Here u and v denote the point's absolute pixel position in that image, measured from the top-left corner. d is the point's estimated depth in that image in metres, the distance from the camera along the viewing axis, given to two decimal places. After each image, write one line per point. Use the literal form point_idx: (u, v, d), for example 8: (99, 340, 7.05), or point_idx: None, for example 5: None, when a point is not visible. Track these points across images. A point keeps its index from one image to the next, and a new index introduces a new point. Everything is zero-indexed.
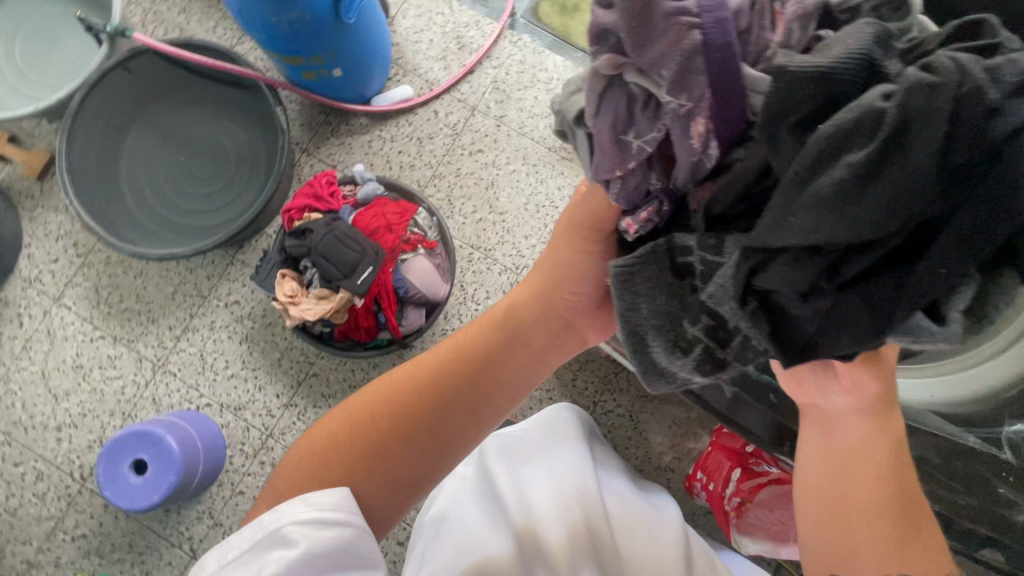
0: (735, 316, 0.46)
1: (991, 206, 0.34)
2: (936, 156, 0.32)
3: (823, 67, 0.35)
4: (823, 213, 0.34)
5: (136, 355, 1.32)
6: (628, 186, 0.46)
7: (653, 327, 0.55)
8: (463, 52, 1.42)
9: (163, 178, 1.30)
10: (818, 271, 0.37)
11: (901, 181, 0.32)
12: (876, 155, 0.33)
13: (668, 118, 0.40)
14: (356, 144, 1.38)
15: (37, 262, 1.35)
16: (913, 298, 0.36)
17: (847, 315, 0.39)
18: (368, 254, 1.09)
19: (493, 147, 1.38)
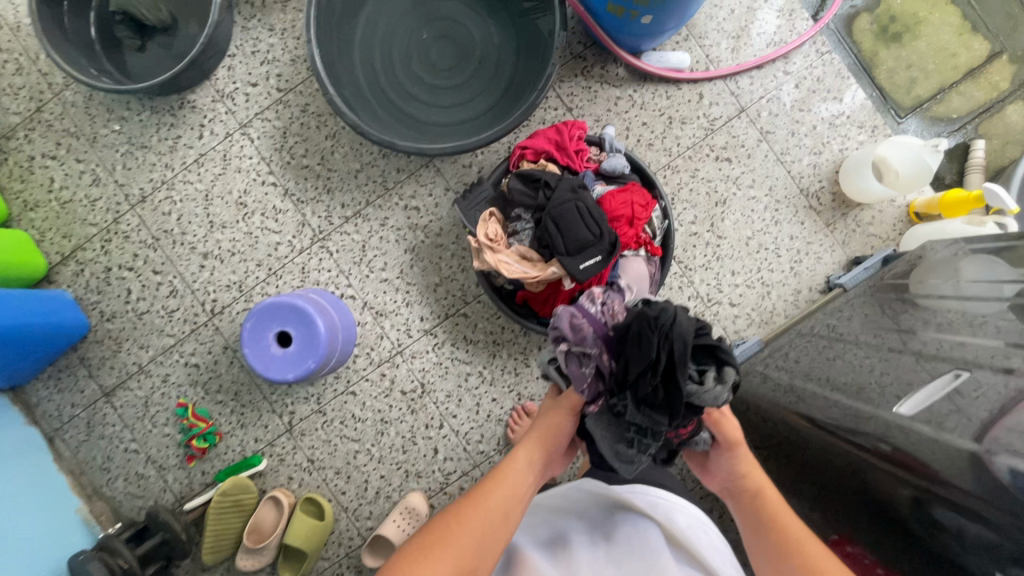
0: (655, 424, 0.72)
1: (680, 337, 0.68)
2: (648, 318, 0.70)
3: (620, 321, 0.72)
4: (637, 370, 0.70)
5: (301, 218, 1.25)
6: (589, 387, 0.77)
7: (614, 437, 0.78)
8: (761, 40, 1.21)
9: (399, 49, 1.17)
10: (651, 384, 0.69)
11: (645, 328, 0.69)
12: (630, 329, 0.72)
13: (592, 359, 0.76)
14: (603, 94, 1.21)
15: (235, 77, 1.25)
16: (679, 371, 0.68)
17: (671, 394, 0.69)
18: (603, 242, 0.97)
19: (743, 161, 1.21)
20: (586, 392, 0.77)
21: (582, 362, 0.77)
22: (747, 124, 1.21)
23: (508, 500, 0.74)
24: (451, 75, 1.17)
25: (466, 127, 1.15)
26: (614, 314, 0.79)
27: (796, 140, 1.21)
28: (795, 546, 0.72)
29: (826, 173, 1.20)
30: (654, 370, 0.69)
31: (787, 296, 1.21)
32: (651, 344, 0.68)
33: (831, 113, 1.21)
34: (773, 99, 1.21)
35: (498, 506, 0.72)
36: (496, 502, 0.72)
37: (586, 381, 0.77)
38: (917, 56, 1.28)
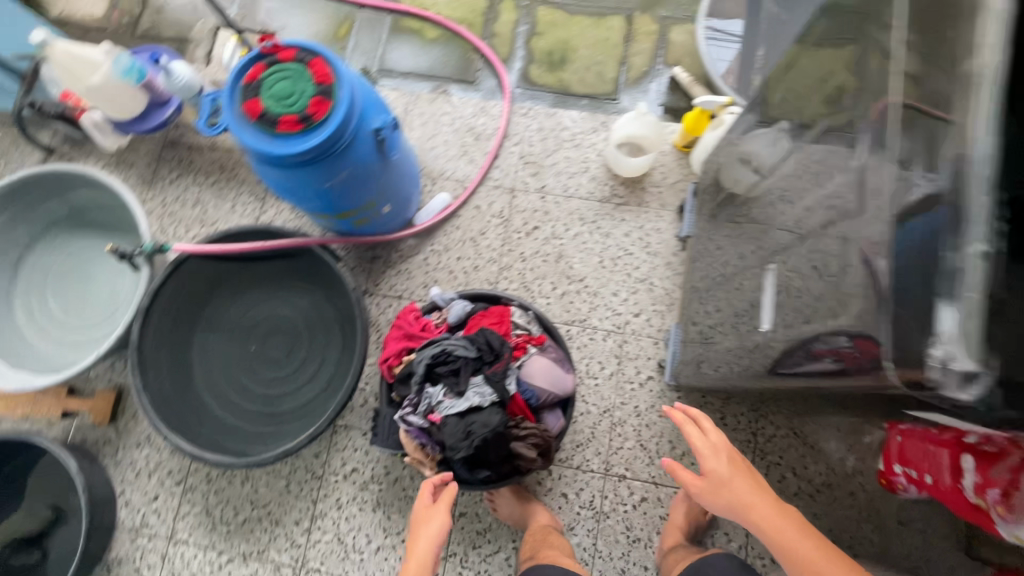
0: (473, 399, 1.00)
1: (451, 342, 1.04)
2: (431, 349, 1.05)
3: (422, 364, 1.04)
4: (440, 377, 1.03)
5: (272, 565, 1.21)
6: (424, 410, 1.03)
7: (463, 431, 0.98)
8: (481, 141, 1.40)
9: (241, 373, 1.22)
10: (452, 377, 1.02)
11: (430, 355, 1.04)
12: (429, 367, 1.04)
13: (421, 396, 1.04)
14: (414, 267, 1.33)
15: (137, 506, 1.26)
16: (464, 360, 1.02)
17: (470, 373, 1.02)
18: (462, 369, 1.02)
19: (546, 220, 1.35)
20: (422, 419, 1.03)
21: (417, 402, 1.04)
22: (525, 195, 1.36)
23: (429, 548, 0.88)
24: (296, 353, 1.24)
25: (334, 381, 1.20)
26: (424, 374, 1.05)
27: (565, 175, 1.37)
28: (773, 523, 0.77)
29: (606, 176, 1.36)
30: (453, 367, 1.02)
31: (665, 274, 1.30)
32: (439, 359, 1.03)
33: (570, 139, 1.39)
34: (524, 167, 1.38)
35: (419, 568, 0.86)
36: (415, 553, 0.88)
37: (422, 411, 1.04)
38: (587, 58, 1.53)
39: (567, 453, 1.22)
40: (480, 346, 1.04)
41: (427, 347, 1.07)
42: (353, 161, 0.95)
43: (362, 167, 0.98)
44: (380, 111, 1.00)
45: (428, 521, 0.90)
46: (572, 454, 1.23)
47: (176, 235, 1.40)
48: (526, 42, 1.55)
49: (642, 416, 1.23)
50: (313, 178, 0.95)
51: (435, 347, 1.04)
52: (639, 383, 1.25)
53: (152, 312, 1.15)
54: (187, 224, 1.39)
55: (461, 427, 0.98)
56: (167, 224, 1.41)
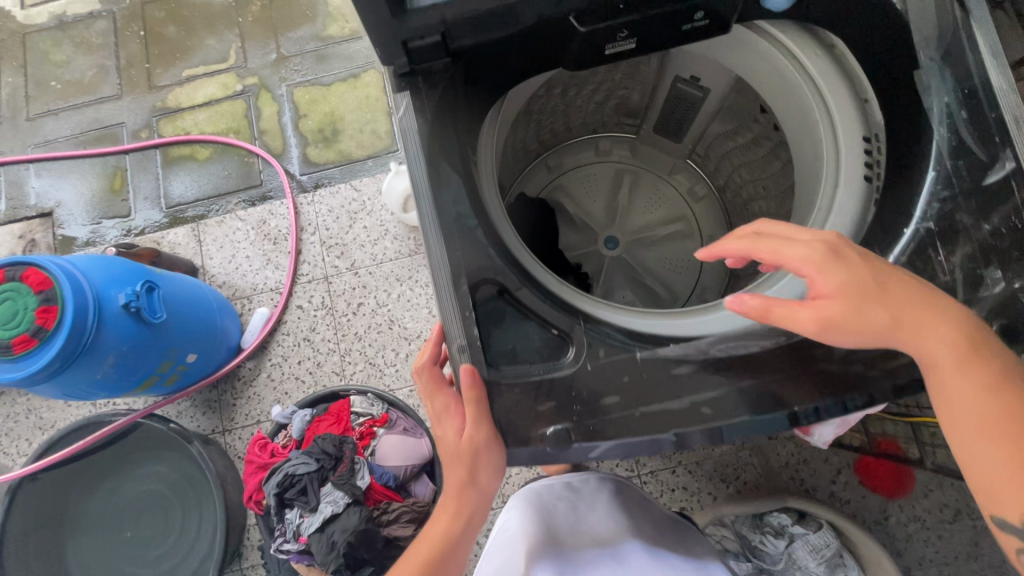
0: (327, 509, 1.02)
1: (289, 462, 1.06)
2: (275, 476, 1.06)
3: (271, 495, 1.04)
4: (291, 501, 1.04)
5: None
6: (290, 536, 1.04)
7: (327, 545, 0.99)
8: (280, 242, 1.41)
9: (128, 563, 1.21)
10: (302, 496, 1.03)
11: (274, 485, 1.04)
12: (279, 496, 1.04)
13: (284, 524, 1.05)
14: (261, 388, 1.34)
15: None
16: (306, 476, 1.04)
17: (317, 485, 1.04)
18: (307, 484, 1.03)
19: (367, 292, 1.36)
20: (292, 545, 1.04)
21: (282, 531, 1.05)
22: (339, 277, 1.38)
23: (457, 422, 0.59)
24: (174, 521, 1.23)
25: (218, 533, 1.19)
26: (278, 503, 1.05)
27: (369, 243, 1.39)
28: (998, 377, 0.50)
29: (406, 230, 1.39)
30: (299, 486, 1.04)
31: None
32: (283, 484, 1.04)
33: (361, 208, 1.42)
34: (328, 251, 1.40)
35: (459, 481, 0.60)
36: (462, 475, 0.59)
37: (288, 537, 1.04)
38: (356, 119, 1.54)
39: None
40: (318, 454, 1.06)
41: (272, 476, 1.07)
42: (112, 346, 0.96)
43: (129, 344, 0.99)
44: (125, 284, 1.00)
45: (469, 483, 0.59)
46: None
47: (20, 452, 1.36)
48: (294, 126, 1.55)
49: None
50: (80, 378, 0.95)
51: (276, 475, 1.05)
52: None
53: (6, 551, 1.12)
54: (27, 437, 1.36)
55: (324, 542, 0.99)
56: None
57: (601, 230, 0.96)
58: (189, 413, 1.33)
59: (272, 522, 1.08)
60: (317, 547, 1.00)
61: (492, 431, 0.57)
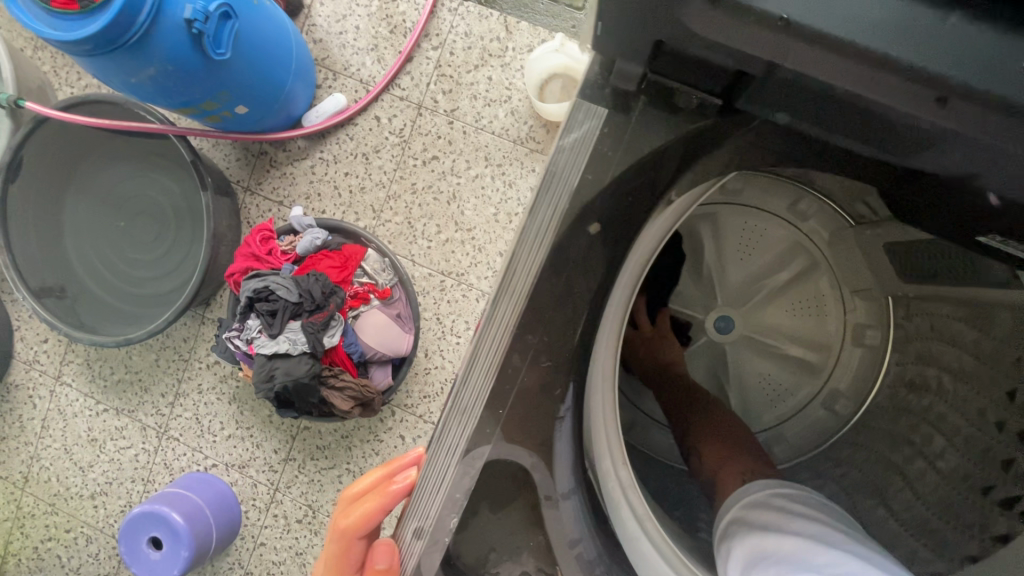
0: (285, 343, 0.97)
1: (274, 278, 0.99)
2: (257, 281, 1.00)
3: (245, 295, 0.99)
4: (258, 313, 0.99)
5: (140, 424, 1.34)
6: (242, 339, 1.01)
7: (266, 374, 0.97)
8: (397, 35, 1.17)
9: (110, 249, 1.22)
10: (267, 316, 0.98)
11: (251, 288, 0.99)
12: (250, 301, 0.99)
13: (242, 327, 1.01)
14: (299, 173, 1.22)
15: (31, 344, 1.37)
16: (281, 301, 0.97)
17: (286, 316, 0.97)
18: (279, 310, 0.97)
19: (449, 150, 1.17)
20: (240, 347, 1.02)
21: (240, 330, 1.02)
22: (432, 116, 1.18)
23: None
24: (163, 240, 1.21)
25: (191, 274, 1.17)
26: (246, 306, 1.00)
27: (482, 100, 1.16)
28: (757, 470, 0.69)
29: (526, 112, 1.14)
30: (269, 305, 0.98)
31: None
32: (259, 293, 0.99)
33: (498, 55, 1.15)
34: (438, 81, 1.17)
35: None
36: None
37: (240, 339, 1.02)
38: None
39: (413, 400, 1.21)
40: (303, 288, 0.98)
41: (256, 278, 1.01)
42: (157, 58, 0.81)
43: (179, 66, 0.84)
44: None
45: None
46: (419, 403, 1.22)
47: (69, 81, 1.30)
48: None
49: None
50: (114, 71, 0.82)
51: (258, 281, 1.00)
52: None
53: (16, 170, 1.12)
54: (80, 70, 1.29)
55: (267, 369, 0.97)
56: (61, 66, 1.30)
57: (724, 301, 0.85)
58: (224, 151, 1.24)
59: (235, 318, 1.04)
60: (258, 369, 0.97)
61: None
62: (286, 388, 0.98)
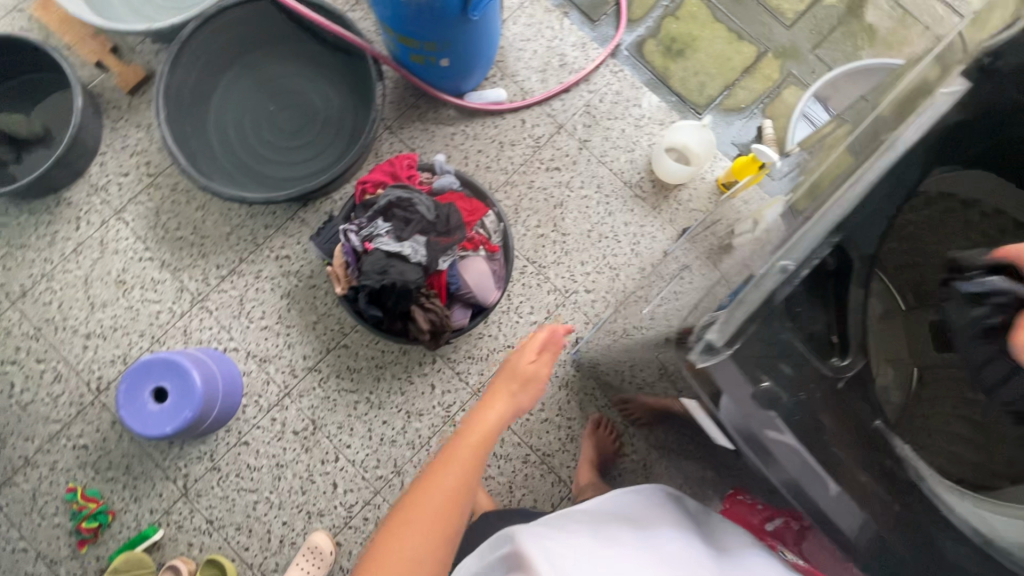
0: (406, 249, 1.08)
1: (416, 194, 1.12)
2: (399, 191, 1.13)
3: (385, 198, 1.11)
4: (390, 217, 1.11)
5: (178, 285, 1.33)
6: (362, 233, 1.12)
7: (378, 267, 1.06)
8: (564, 69, 1.43)
9: (249, 122, 1.33)
10: (400, 222, 1.09)
11: (394, 195, 1.11)
12: (387, 205, 1.11)
13: (367, 223, 1.12)
14: (439, 133, 1.40)
15: (107, 171, 1.37)
16: (417, 214, 1.10)
17: (416, 227, 1.09)
18: (413, 220, 1.09)
19: (570, 168, 1.39)
20: (356, 239, 1.12)
21: (362, 226, 1.13)
22: (567, 137, 1.40)
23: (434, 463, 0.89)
24: (302, 135, 1.33)
25: (315, 172, 1.30)
26: (381, 208, 1.12)
27: (611, 143, 1.40)
28: None
29: (642, 166, 1.39)
30: (406, 214, 1.10)
31: (634, 276, 1.34)
32: (399, 201, 1.11)
33: (636, 117, 1.42)
34: (584, 115, 1.41)
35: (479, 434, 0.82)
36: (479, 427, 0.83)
37: (361, 232, 1.12)
38: (701, 65, 1.54)
39: (457, 357, 1.31)
40: (439, 212, 1.11)
41: (397, 190, 1.14)
42: None
43: (443, 7, 1.03)
44: None
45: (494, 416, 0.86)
46: (461, 362, 1.31)
47: None
48: (661, 17, 1.55)
49: None
50: None
51: (401, 192, 1.12)
52: None
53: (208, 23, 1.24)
54: None
55: (381, 264, 1.06)
56: None
57: None
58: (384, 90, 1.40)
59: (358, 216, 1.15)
60: (373, 261, 1.07)
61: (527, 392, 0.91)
62: (388, 287, 1.07)
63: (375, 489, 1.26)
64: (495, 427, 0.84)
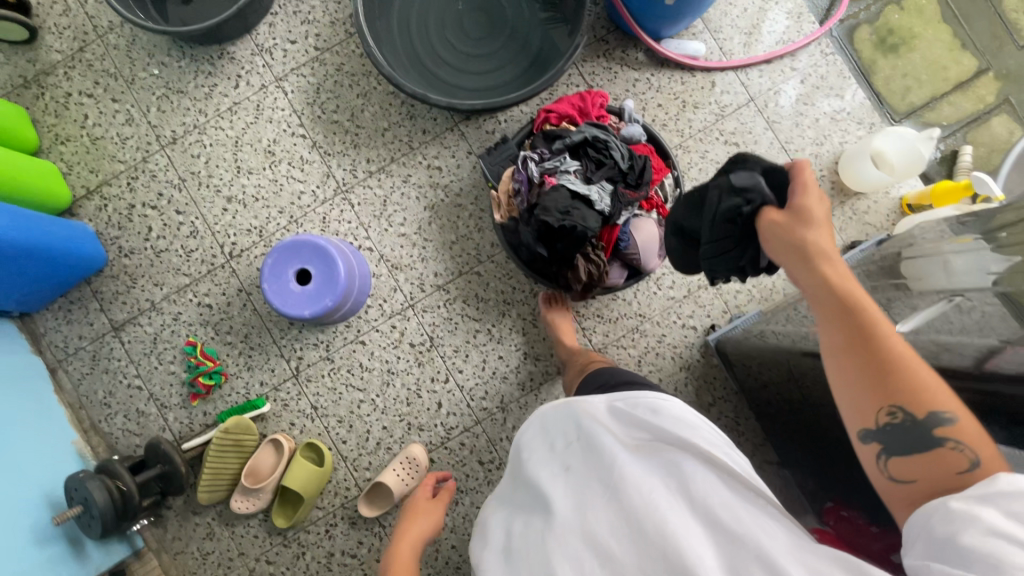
0: (592, 192, 1.03)
1: (614, 138, 1.06)
2: (596, 130, 1.06)
3: (580, 134, 1.06)
4: (580, 156, 1.06)
5: (326, 170, 1.30)
6: (547, 164, 1.08)
7: (560, 204, 1.02)
8: (771, 37, 1.30)
9: (433, 17, 1.24)
10: (591, 163, 1.05)
11: (590, 134, 1.06)
12: (580, 141, 1.06)
13: (554, 155, 1.08)
14: (622, 76, 1.30)
15: (275, 34, 1.31)
16: (610, 159, 1.04)
17: (606, 173, 1.04)
18: (605, 165, 1.04)
19: (750, 147, 1.29)
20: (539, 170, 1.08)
21: (547, 157, 1.08)
22: (755, 113, 1.29)
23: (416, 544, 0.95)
24: (486, 45, 1.25)
25: (491, 92, 1.24)
26: (573, 143, 1.07)
27: (801, 130, 1.29)
28: None
29: (826, 163, 1.28)
30: (599, 156, 1.04)
31: (786, 276, 1.27)
32: (595, 141, 1.05)
33: (834, 108, 1.30)
34: (779, 92, 1.29)
35: (420, 524, 1.00)
36: (416, 523, 1.01)
37: (544, 164, 1.08)
38: (912, 66, 1.39)
39: (586, 313, 1.27)
40: (633, 162, 1.04)
41: (592, 129, 1.08)
42: None
43: None
44: None
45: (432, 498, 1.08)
46: (589, 318, 1.27)
47: None
48: (883, 3, 1.40)
49: (660, 344, 1.26)
50: None
51: (597, 131, 1.07)
52: (683, 323, 1.27)
53: None
54: None
55: (564, 202, 1.02)
56: None
57: None
58: None
59: (542, 146, 1.11)
60: (557, 197, 1.02)
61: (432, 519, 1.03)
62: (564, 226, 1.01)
63: (476, 419, 1.27)
64: (428, 522, 1.02)
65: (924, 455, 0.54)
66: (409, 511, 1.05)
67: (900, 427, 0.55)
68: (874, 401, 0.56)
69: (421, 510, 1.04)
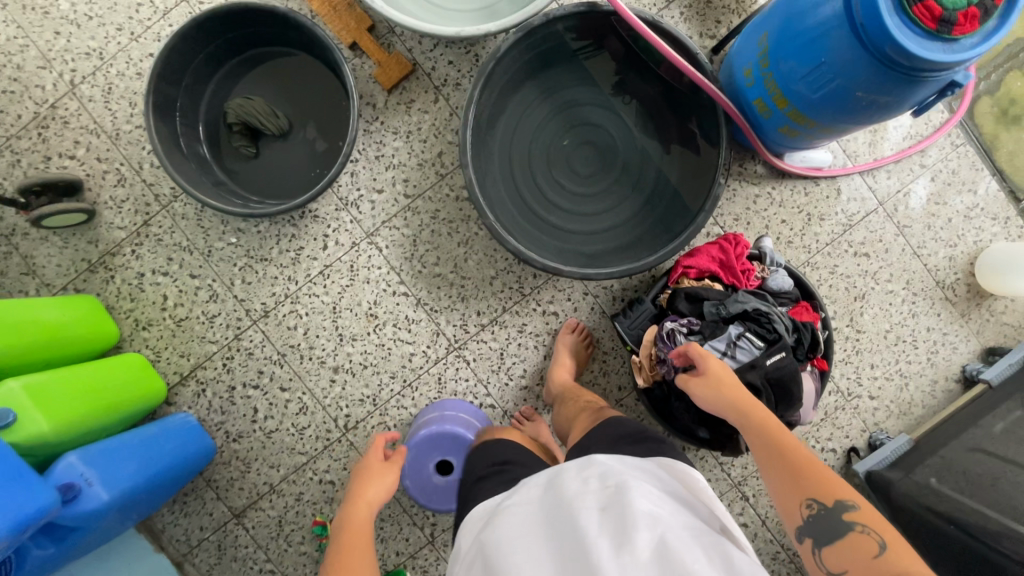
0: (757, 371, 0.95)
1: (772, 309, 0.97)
2: (752, 299, 0.98)
3: (736, 306, 0.97)
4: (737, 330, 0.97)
5: (435, 328, 1.21)
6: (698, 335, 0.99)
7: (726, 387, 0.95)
8: (897, 133, 1.20)
9: (537, 157, 1.14)
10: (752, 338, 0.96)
11: (748, 305, 0.97)
12: (737, 314, 0.97)
13: (704, 327, 0.99)
14: (741, 193, 1.20)
15: (359, 184, 1.19)
16: (775, 335, 0.95)
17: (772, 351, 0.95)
18: (769, 341, 0.95)
19: (881, 256, 1.21)
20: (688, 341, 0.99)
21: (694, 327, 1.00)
22: (884, 218, 1.21)
23: (370, 514, 0.81)
24: (597, 182, 1.15)
25: (609, 235, 1.14)
26: (727, 315, 0.97)
27: (934, 233, 1.21)
28: None
29: (961, 265, 1.22)
30: (759, 331, 0.95)
31: (925, 387, 1.23)
32: (753, 314, 0.96)
33: (967, 204, 1.21)
34: (909, 193, 1.21)
35: (362, 525, 0.77)
36: (356, 517, 0.79)
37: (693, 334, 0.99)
38: None
39: None
40: (796, 333, 0.96)
41: (744, 294, 0.99)
42: (907, 97, 0.78)
43: (897, 107, 0.81)
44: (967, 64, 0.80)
45: (383, 485, 0.86)
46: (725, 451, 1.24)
47: None
48: (1005, 70, 1.29)
49: None
50: (862, 80, 0.77)
51: (752, 301, 0.98)
52: (822, 447, 1.23)
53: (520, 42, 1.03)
54: None
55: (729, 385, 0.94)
56: None
57: None
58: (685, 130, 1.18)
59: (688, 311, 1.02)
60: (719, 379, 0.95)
61: (368, 512, 0.81)
62: None
63: None
64: (367, 513, 0.81)
65: (844, 540, 0.62)
66: (354, 507, 0.81)
67: (818, 516, 0.64)
68: (795, 497, 0.66)
69: (365, 511, 0.81)
